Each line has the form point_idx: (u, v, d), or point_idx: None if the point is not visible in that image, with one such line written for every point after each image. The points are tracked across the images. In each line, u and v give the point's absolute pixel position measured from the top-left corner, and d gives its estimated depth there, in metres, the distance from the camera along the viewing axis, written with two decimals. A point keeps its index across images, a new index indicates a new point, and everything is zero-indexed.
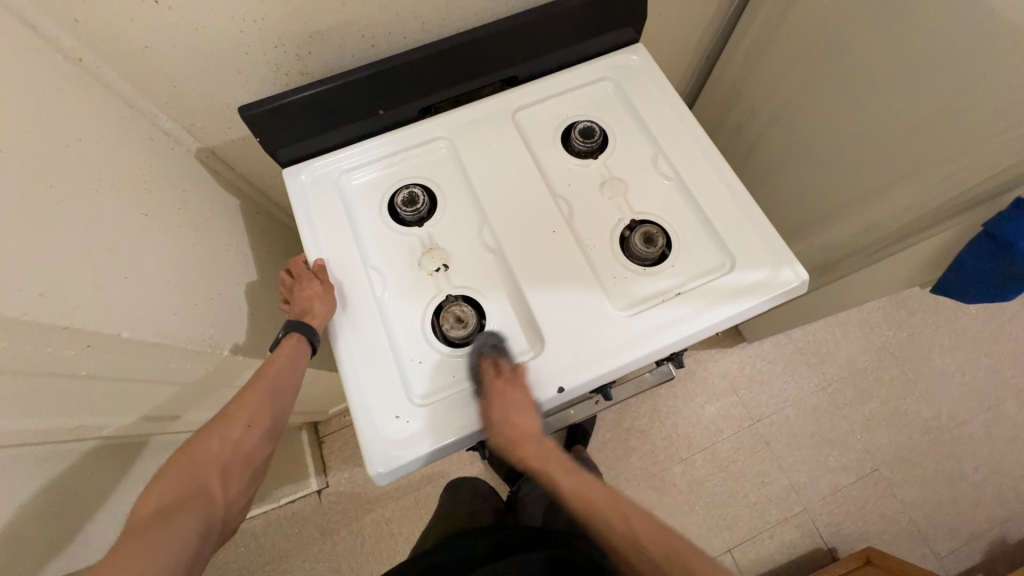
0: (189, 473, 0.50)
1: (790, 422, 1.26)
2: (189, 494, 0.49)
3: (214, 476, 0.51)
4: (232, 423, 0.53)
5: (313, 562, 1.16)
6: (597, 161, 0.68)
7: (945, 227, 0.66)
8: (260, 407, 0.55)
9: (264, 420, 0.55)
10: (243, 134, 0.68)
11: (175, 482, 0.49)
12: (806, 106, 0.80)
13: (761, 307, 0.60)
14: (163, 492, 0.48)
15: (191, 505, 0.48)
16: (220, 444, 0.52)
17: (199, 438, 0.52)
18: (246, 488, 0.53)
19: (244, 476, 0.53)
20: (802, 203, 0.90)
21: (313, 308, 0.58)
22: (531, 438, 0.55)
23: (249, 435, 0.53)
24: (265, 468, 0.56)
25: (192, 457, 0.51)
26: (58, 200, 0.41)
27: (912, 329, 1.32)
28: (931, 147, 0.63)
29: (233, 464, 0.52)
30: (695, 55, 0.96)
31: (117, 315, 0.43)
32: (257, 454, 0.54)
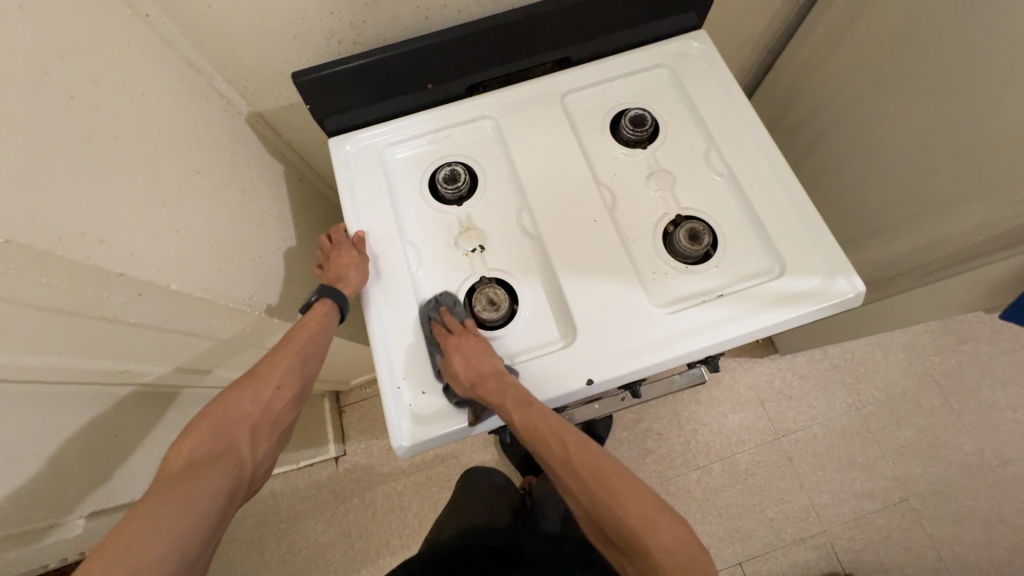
0: (221, 429, 0.52)
1: (817, 441, 1.21)
2: (220, 449, 0.51)
3: (244, 434, 0.52)
4: (263, 383, 0.55)
5: (326, 524, 1.20)
6: (646, 151, 0.65)
7: None
8: (290, 370, 0.56)
9: (294, 383, 0.56)
10: (292, 101, 0.69)
11: (207, 436, 0.51)
12: (877, 107, 0.74)
13: (811, 316, 0.56)
14: (195, 444, 0.50)
15: (222, 461, 0.50)
16: (251, 403, 0.54)
17: (231, 395, 0.54)
18: (273, 449, 0.55)
19: (272, 437, 0.54)
20: (859, 213, 0.85)
21: (347, 277, 0.58)
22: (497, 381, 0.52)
23: (278, 396, 0.55)
24: (292, 430, 0.58)
25: (224, 413, 0.53)
26: (120, 150, 0.42)
27: (961, 357, 1.24)
28: (1017, 160, 0.57)
29: (263, 424, 0.54)
30: (756, 48, 0.91)
31: (167, 268, 0.44)
32: (285, 416, 0.56)
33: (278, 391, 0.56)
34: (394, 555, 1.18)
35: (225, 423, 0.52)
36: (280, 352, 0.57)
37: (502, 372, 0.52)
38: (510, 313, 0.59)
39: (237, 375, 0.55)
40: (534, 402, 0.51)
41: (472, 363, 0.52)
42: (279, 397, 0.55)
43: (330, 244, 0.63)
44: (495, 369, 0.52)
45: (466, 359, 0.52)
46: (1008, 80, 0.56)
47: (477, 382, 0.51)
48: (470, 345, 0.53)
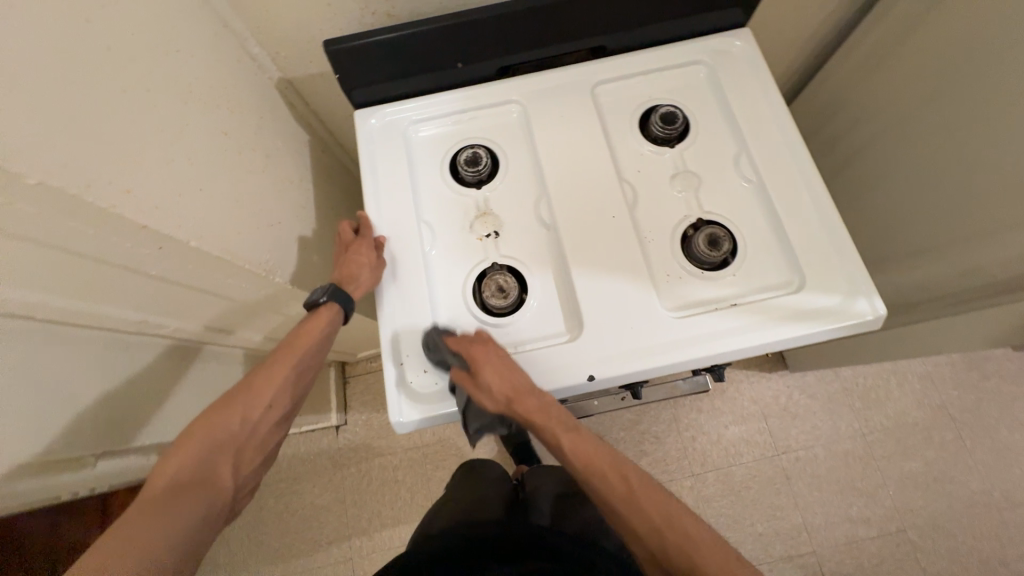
0: (207, 452, 0.51)
1: (817, 462, 1.19)
2: (204, 472, 0.50)
3: (230, 455, 0.52)
4: (254, 402, 0.55)
5: (322, 489, 1.24)
6: (673, 150, 0.64)
7: None
8: (281, 389, 0.57)
9: (284, 403, 0.57)
10: (322, 70, 0.69)
11: (193, 458, 0.50)
12: (925, 124, 0.71)
13: (825, 335, 0.55)
14: (179, 468, 0.49)
15: (206, 486, 0.49)
16: (240, 424, 0.53)
17: (219, 415, 0.53)
18: (255, 469, 0.55)
19: (257, 458, 0.55)
20: (892, 234, 0.82)
21: (358, 276, 0.58)
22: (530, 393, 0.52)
23: (268, 417, 0.55)
24: (275, 448, 0.58)
25: (211, 434, 0.52)
26: (151, 104, 0.43)
27: (980, 393, 1.20)
28: None
29: (250, 444, 0.54)
30: (801, 54, 0.87)
31: (189, 224, 0.45)
32: (270, 435, 0.57)
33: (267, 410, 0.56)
34: (385, 525, 1.21)
35: (211, 445, 0.51)
36: (272, 369, 0.57)
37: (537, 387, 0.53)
38: (519, 301, 0.59)
39: (227, 393, 0.54)
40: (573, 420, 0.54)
41: (504, 380, 0.52)
42: (268, 417, 0.56)
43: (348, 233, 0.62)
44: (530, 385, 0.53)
45: (497, 376, 0.52)
46: None
47: (511, 398, 0.52)
48: (500, 361, 0.53)
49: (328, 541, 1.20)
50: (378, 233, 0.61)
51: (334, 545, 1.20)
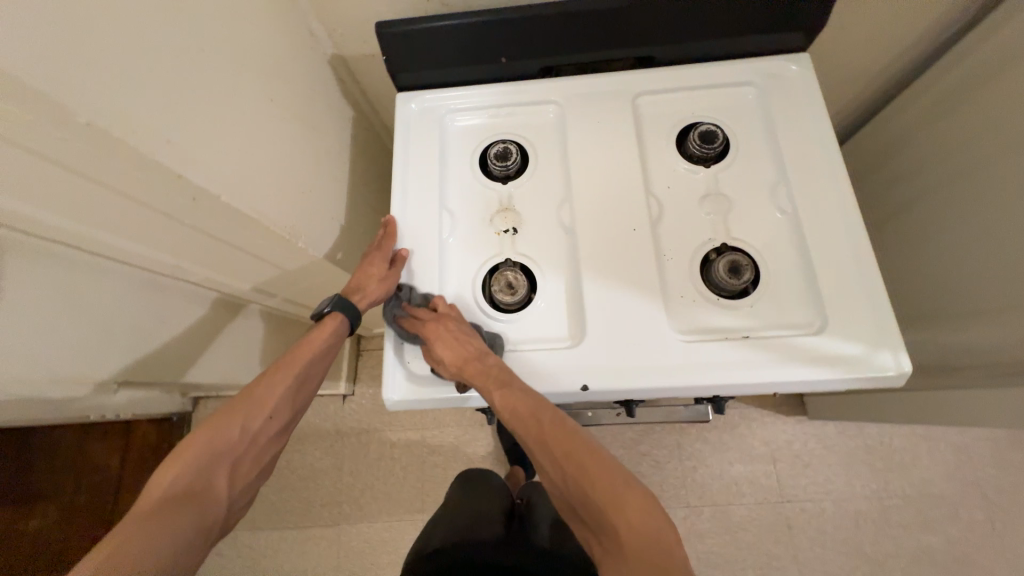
0: (208, 459, 0.52)
1: (824, 517, 1.12)
2: (203, 481, 0.51)
3: (229, 463, 0.54)
4: (256, 412, 0.57)
5: (322, 452, 1.29)
6: (708, 170, 0.62)
7: None
8: (282, 400, 0.59)
9: (284, 413, 0.59)
10: (374, 51, 0.72)
11: (194, 464, 0.51)
12: (995, 176, 0.65)
13: (842, 384, 0.52)
14: (179, 473, 0.50)
15: (204, 496, 0.50)
16: (241, 432, 0.55)
17: (220, 423, 0.55)
18: (253, 480, 0.56)
19: (255, 469, 0.56)
20: (944, 290, 0.75)
21: (366, 289, 0.61)
22: (478, 359, 0.53)
23: (268, 427, 0.58)
24: (273, 461, 0.60)
25: (211, 441, 0.53)
26: (205, 64, 0.46)
27: (1020, 477, 1.09)
28: None
29: (249, 454, 0.56)
30: (867, 87, 0.82)
31: (225, 181, 0.47)
32: (269, 446, 0.58)
33: (268, 421, 0.58)
34: (375, 498, 1.24)
35: (211, 453, 0.53)
36: (274, 379, 0.60)
37: (484, 352, 0.53)
38: (526, 301, 0.59)
39: (229, 401, 0.57)
40: (515, 382, 0.52)
41: (453, 351, 0.53)
42: (268, 427, 0.58)
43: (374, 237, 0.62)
44: (477, 351, 0.53)
45: (446, 346, 0.53)
46: None
47: (461, 367, 0.53)
48: (451, 330, 0.54)
49: (320, 502, 1.25)
50: (402, 246, 0.61)
51: (325, 508, 1.25)
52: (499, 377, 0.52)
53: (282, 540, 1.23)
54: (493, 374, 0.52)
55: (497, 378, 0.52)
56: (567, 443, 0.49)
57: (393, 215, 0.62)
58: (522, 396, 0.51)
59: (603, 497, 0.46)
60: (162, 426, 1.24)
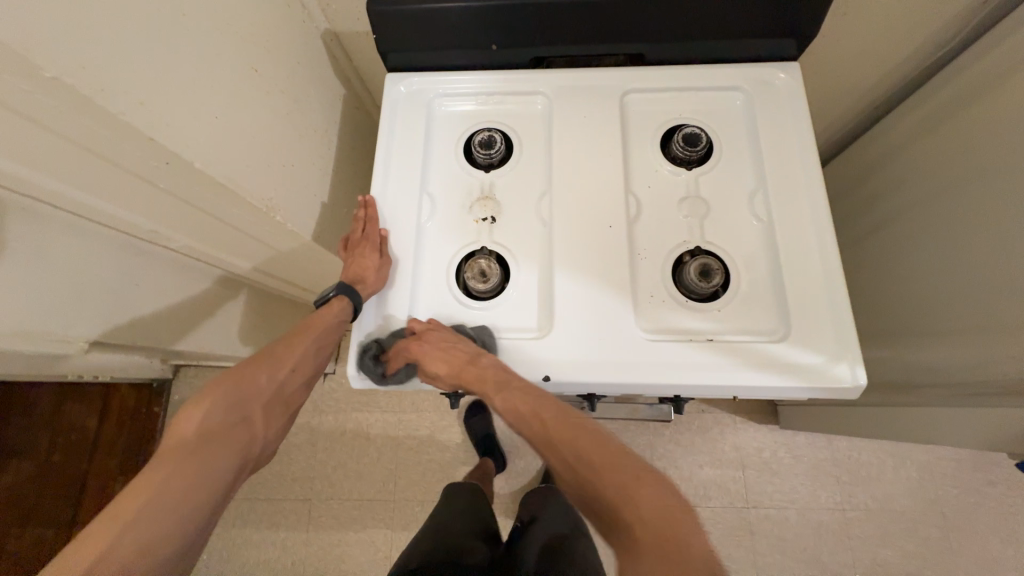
0: (237, 401, 0.54)
1: (786, 525, 1.15)
2: (234, 421, 0.53)
3: (259, 408, 0.55)
4: (279, 365, 0.59)
5: (298, 428, 1.29)
6: (689, 173, 0.62)
7: None
8: (305, 356, 0.62)
9: (307, 369, 0.62)
10: (367, 29, 0.71)
11: (225, 405, 0.53)
12: (971, 200, 0.66)
13: (798, 393, 0.53)
14: (210, 414, 0.52)
15: (237, 434, 0.52)
16: (268, 381, 0.57)
17: (248, 370, 0.56)
18: (278, 429, 0.58)
19: (281, 418, 0.58)
20: (915, 310, 0.76)
21: (365, 278, 0.58)
22: (470, 362, 0.52)
23: (292, 379, 0.60)
24: (293, 417, 0.61)
25: (239, 386, 0.55)
26: (184, 28, 0.45)
27: (979, 499, 1.12)
28: None
29: (276, 402, 0.57)
30: (860, 102, 0.82)
31: (199, 148, 0.47)
32: (293, 399, 0.60)
33: (290, 374, 0.60)
34: (348, 477, 1.25)
35: (240, 396, 0.54)
36: (297, 337, 0.62)
37: (478, 356, 0.53)
38: (498, 290, 0.60)
39: (252, 354, 0.59)
40: (512, 379, 0.52)
41: (446, 363, 0.52)
42: (292, 379, 0.60)
43: (359, 227, 0.61)
44: (468, 356, 0.53)
45: (441, 358, 0.53)
46: None
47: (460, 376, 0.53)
48: (441, 343, 0.53)
49: (293, 478, 1.26)
50: (383, 227, 0.61)
51: (298, 483, 1.26)
52: (495, 379, 0.52)
53: (252, 512, 1.24)
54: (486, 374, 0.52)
55: (491, 378, 0.52)
56: (568, 436, 0.48)
57: (373, 195, 0.62)
58: (518, 394, 0.51)
59: (610, 483, 0.45)
60: (140, 387, 1.18)
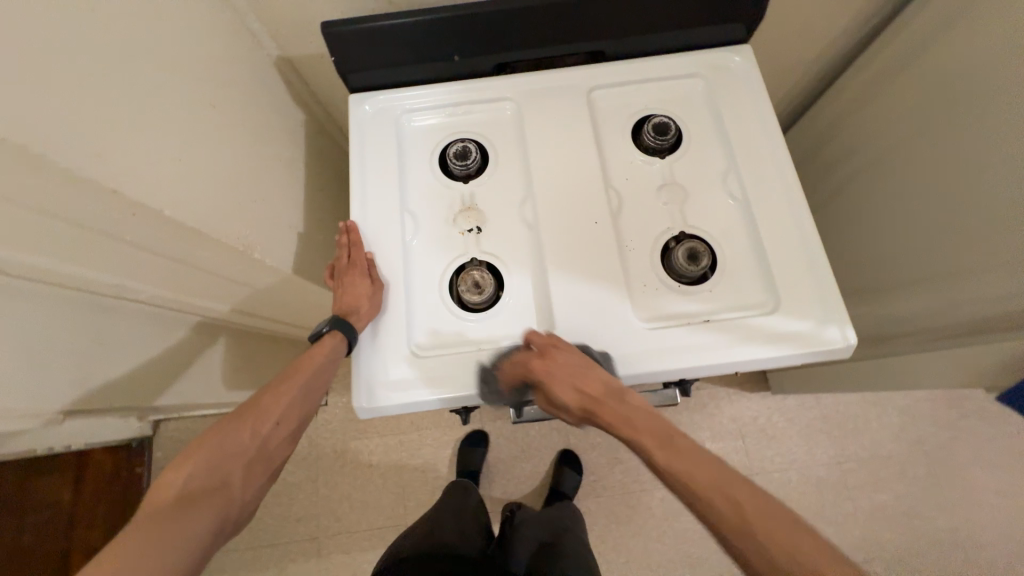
0: (216, 462, 0.51)
1: (789, 485, 1.19)
2: (212, 483, 0.50)
3: (239, 468, 0.52)
4: (263, 418, 0.56)
5: (295, 467, 1.25)
6: (663, 161, 0.63)
7: (1004, 336, 0.58)
8: (291, 406, 0.59)
9: (293, 419, 0.59)
10: (321, 51, 0.69)
11: (203, 466, 0.50)
12: (919, 158, 0.70)
13: (795, 360, 0.55)
14: (187, 478, 0.49)
15: (214, 498, 0.49)
16: (249, 437, 0.54)
17: (228, 428, 0.54)
18: (261, 488, 0.54)
19: (264, 476, 0.54)
20: (880, 266, 0.81)
21: (359, 309, 0.56)
22: (612, 394, 0.51)
23: (276, 432, 0.57)
24: (278, 473, 0.58)
25: (219, 444, 0.53)
26: (132, 69, 0.43)
27: (957, 432, 1.19)
28: None
29: (258, 459, 0.54)
30: (807, 76, 0.87)
31: (164, 195, 0.44)
32: (279, 454, 0.57)
33: (276, 427, 0.57)
34: (355, 509, 1.22)
35: (219, 456, 0.52)
36: (283, 387, 0.59)
37: (625, 393, 0.51)
38: (493, 299, 0.59)
39: (237, 408, 0.56)
40: (673, 434, 0.49)
41: (581, 389, 0.51)
42: (277, 433, 0.57)
43: (346, 258, 0.59)
44: (608, 386, 0.51)
45: (573, 385, 0.51)
46: None
47: (595, 408, 0.51)
48: (579, 363, 0.52)
49: (297, 519, 1.21)
50: (369, 251, 0.60)
51: (303, 523, 1.21)
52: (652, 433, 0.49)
53: (259, 562, 1.19)
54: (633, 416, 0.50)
55: (660, 437, 0.49)
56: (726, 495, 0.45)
57: (354, 219, 0.60)
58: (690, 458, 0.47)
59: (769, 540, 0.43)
60: (118, 454, 1.16)
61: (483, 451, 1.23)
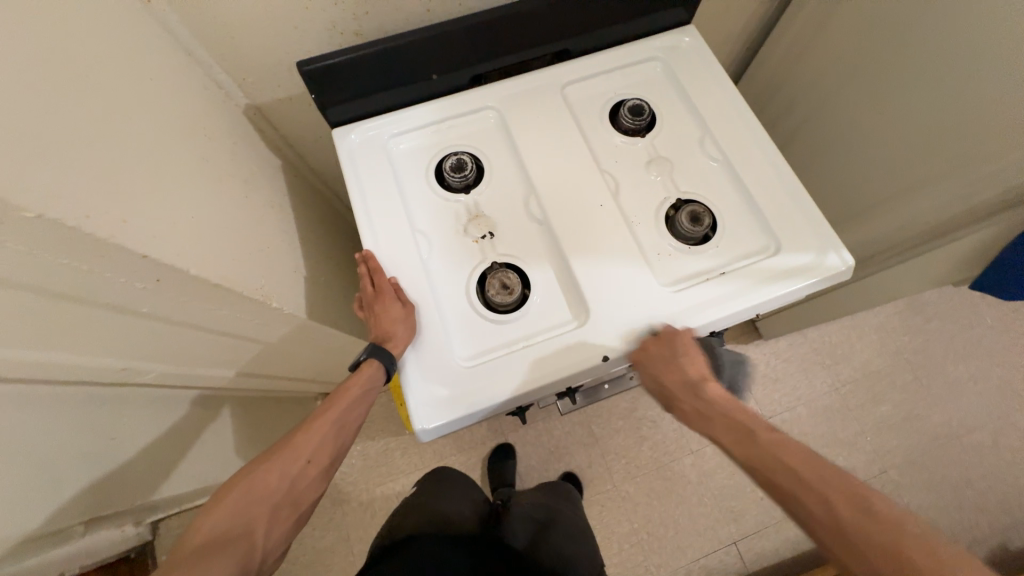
0: (245, 505, 0.52)
1: (800, 421, 1.27)
2: (238, 528, 0.51)
3: (266, 511, 0.53)
4: (293, 458, 0.56)
5: (323, 530, 1.17)
6: (644, 140, 0.68)
7: (973, 229, 0.69)
8: (322, 444, 0.58)
9: (323, 459, 0.57)
10: (290, 94, 0.69)
11: (231, 510, 0.51)
12: (849, 99, 0.80)
13: (806, 290, 0.60)
14: (215, 523, 0.50)
15: (237, 545, 0.50)
16: (278, 478, 0.54)
17: (260, 469, 0.54)
18: (287, 530, 0.54)
19: (290, 520, 0.54)
20: (837, 200, 0.90)
21: (395, 334, 0.56)
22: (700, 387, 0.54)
23: (306, 471, 0.56)
24: (309, 512, 0.58)
25: (250, 486, 0.53)
26: (129, 133, 0.41)
27: (926, 336, 1.33)
28: (968, 144, 0.63)
29: (286, 501, 0.54)
30: (735, 47, 0.96)
31: (186, 252, 0.43)
32: (307, 495, 0.56)
33: (306, 466, 0.56)
34: None
35: (248, 500, 0.52)
36: (314, 424, 0.58)
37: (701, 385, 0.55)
38: (523, 297, 0.61)
39: (270, 448, 0.57)
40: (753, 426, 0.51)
41: (662, 373, 0.55)
42: (306, 472, 0.56)
43: (372, 289, 0.59)
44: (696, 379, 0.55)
45: (653, 369, 0.55)
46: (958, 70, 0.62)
47: (672, 393, 0.56)
48: (671, 349, 0.56)
49: None
50: (390, 275, 0.60)
51: None
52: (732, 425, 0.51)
53: None
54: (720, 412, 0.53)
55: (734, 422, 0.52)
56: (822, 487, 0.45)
57: (368, 248, 0.60)
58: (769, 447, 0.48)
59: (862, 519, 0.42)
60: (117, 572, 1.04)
61: (514, 462, 1.22)
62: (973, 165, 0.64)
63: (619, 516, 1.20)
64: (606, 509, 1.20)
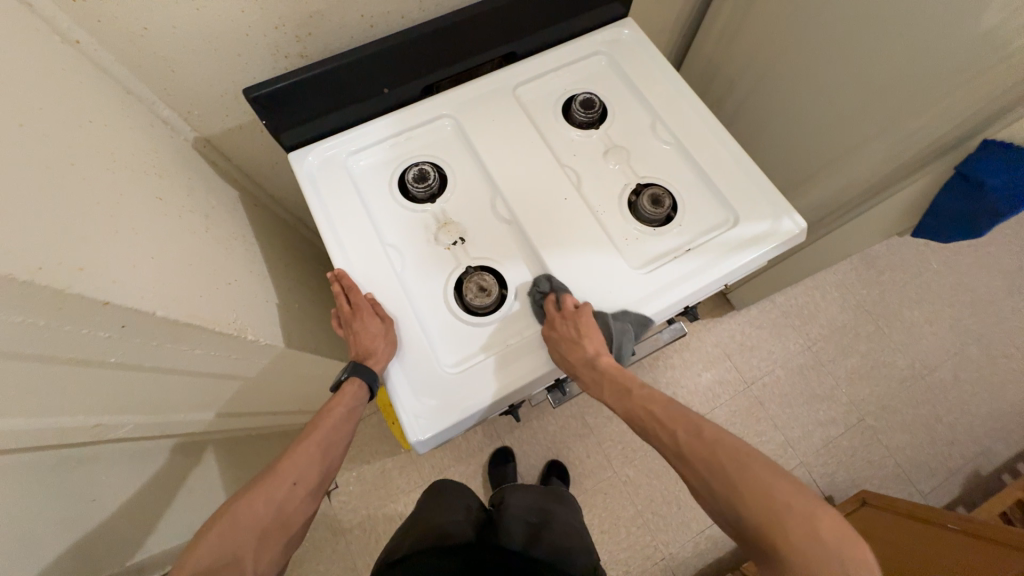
0: (231, 536, 0.51)
1: (780, 382, 1.32)
2: (225, 558, 0.50)
3: (254, 538, 0.52)
4: (278, 483, 0.54)
5: (328, 563, 1.14)
6: (599, 131, 0.70)
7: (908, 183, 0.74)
8: (308, 466, 0.56)
9: (310, 480, 0.56)
10: (240, 123, 0.67)
11: (217, 542, 0.50)
12: (782, 74, 0.85)
13: (766, 256, 0.63)
14: (200, 556, 0.49)
15: None
16: (265, 505, 0.53)
17: (246, 497, 0.53)
18: (278, 555, 0.53)
19: (279, 544, 0.53)
20: (784, 169, 0.95)
21: (376, 350, 0.55)
22: (587, 364, 0.54)
23: (293, 495, 0.55)
24: (302, 534, 0.57)
25: (235, 516, 0.52)
26: (76, 178, 0.40)
27: (882, 287, 1.41)
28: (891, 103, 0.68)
29: (275, 526, 0.53)
30: (674, 33, 1.00)
31: (150, 294, 0.42)
32: (296, 518, 0.55)
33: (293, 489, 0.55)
34: None
35: (235, 529, 0.51)
36: (299, 446, 0.57)
37: (595, 357, 0.55)
38: (500, 298, 0.61)
39: (255, 475, 0.55)
40: (634, 389, 0.55)
41: (566, 352, 0.56)
42: (293, 496, 0.55)
43: (348, 308, 0.59)
44: (586, 360, 0.54)
45: (557, 346, 0.56)
46: (874, 37, 0.66)
47: (573, 369, 0.55)
48: (575, 329, 0.55)
49: None
50: (366, 292, 0.59)
51: None
52: (665, 413, 0.54)
53: None
54: (600, 382, 0.56)
55: (662, 411, 0.54)
56: (706, 453, 0.50)
57: (340, 267, 0.60)
58: (652, 399, 0.55)
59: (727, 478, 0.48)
60: None
61: (515, 464, 1.23)
62: (899, 122, 0.69)
63: (623, 500, 1.22)
64: (609, 496, 1.22)
